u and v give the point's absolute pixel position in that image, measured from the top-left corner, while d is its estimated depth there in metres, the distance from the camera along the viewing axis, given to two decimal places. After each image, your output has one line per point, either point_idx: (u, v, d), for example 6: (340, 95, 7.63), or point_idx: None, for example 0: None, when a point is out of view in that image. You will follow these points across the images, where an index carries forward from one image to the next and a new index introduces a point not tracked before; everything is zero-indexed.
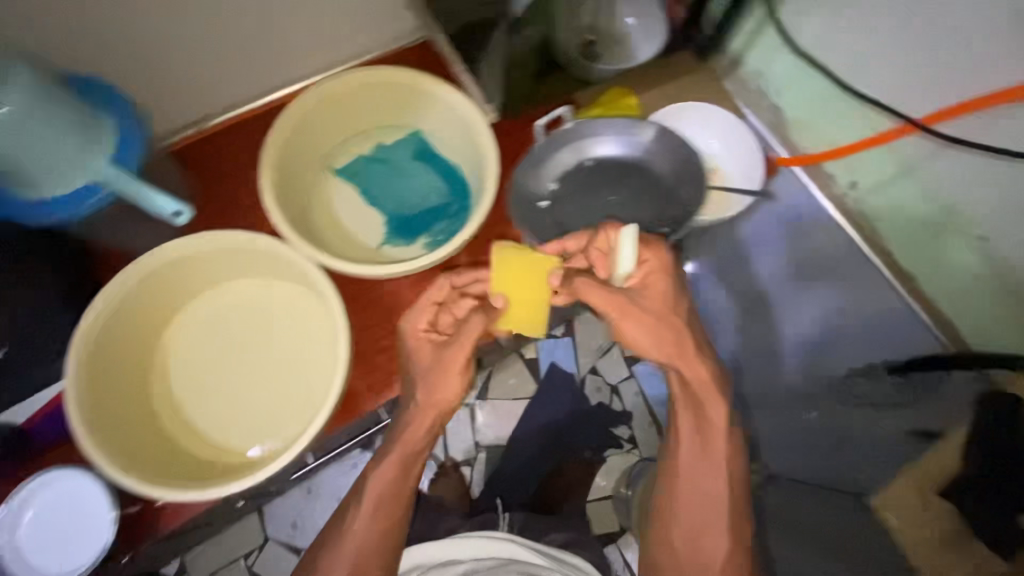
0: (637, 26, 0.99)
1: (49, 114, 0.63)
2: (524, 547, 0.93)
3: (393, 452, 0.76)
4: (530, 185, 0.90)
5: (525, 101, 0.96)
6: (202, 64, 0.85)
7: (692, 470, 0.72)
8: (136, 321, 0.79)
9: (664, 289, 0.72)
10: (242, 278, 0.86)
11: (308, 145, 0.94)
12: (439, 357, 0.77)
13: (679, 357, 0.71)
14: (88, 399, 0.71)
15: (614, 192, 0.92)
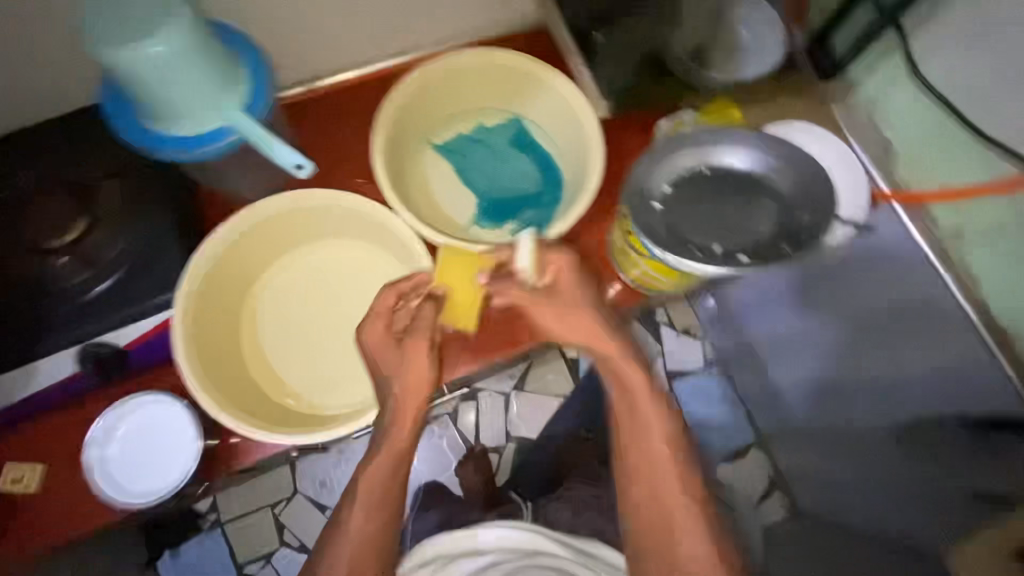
0: (753, 37, 0.96)
1: (194, 60, 0.68)
2: (550, 539, 0.96)
3: (376, 453, 0.75)
4: (641, 182, 0.70)
5: (634, 98, 0.95)
6: (326, 26, 0.89)
7: (644, 454, 0.73)
8: (236, 267, 0.83)
9: (572, 280, 0.76)
10: (334, 238, 0.89)
11: (416, 117, 0.94)
12: (397, 350, 0.77)
13: (597, 339, 0.75)
14: (193, 332, 0.75)
15: (735, 208, 0.70)
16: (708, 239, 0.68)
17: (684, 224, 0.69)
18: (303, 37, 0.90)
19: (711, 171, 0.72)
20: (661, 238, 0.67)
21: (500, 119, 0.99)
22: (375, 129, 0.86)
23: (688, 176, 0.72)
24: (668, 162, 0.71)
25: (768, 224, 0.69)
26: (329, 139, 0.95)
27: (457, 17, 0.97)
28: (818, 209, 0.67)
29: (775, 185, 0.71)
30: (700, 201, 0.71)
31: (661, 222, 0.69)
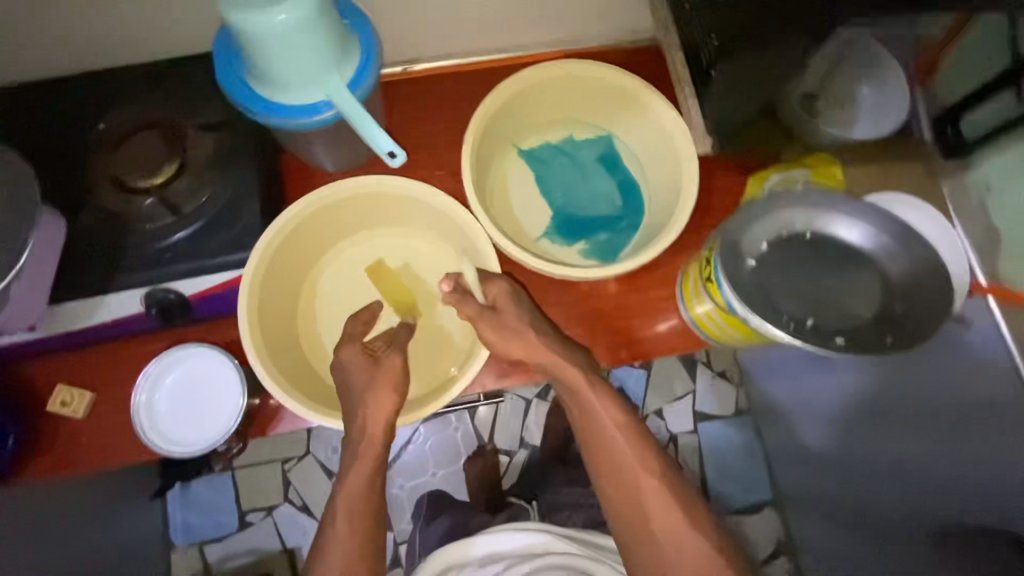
0: (872, 97, 0.92)
1: (313, 32, 0.67)
2: (558, 536, 0.96)
3: (353, 457, 0.71)
4: (739, 233, 0.66)
5: (735, 139, 0.91)
6: (437, 12, 0.88)
7: (602, 450, 0.73)
8: (308, 238, 0.83)
9: (513, 307, 0.77)
10: (406, 226, 0.89)
11: (510, 118, 0.92)
12: (360, 365, 0.73)
13: (557, 363, 0.76)
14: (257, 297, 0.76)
15: (832, 282, 0.66)
16: (801, 310, 0.64)
17: (778, 288, 0.65)
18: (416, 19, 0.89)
19: (813, 237, 0.68)
20: (755, 298, 0.63)
21: (591, 134, 0.97)
22: (471, 126, 0.84)
23: (789, 238, 0.68)
24: (770, 219, 0.67)
25: (865, 306, 0.65)
26: (417, 123, 0.94)
27: (569, 23, 0.95)
28: (925, 303, 0.63)
29: (881, 265, 0.66)
30: (798, 266, 0.66)
31: (753, 279, 0.65)
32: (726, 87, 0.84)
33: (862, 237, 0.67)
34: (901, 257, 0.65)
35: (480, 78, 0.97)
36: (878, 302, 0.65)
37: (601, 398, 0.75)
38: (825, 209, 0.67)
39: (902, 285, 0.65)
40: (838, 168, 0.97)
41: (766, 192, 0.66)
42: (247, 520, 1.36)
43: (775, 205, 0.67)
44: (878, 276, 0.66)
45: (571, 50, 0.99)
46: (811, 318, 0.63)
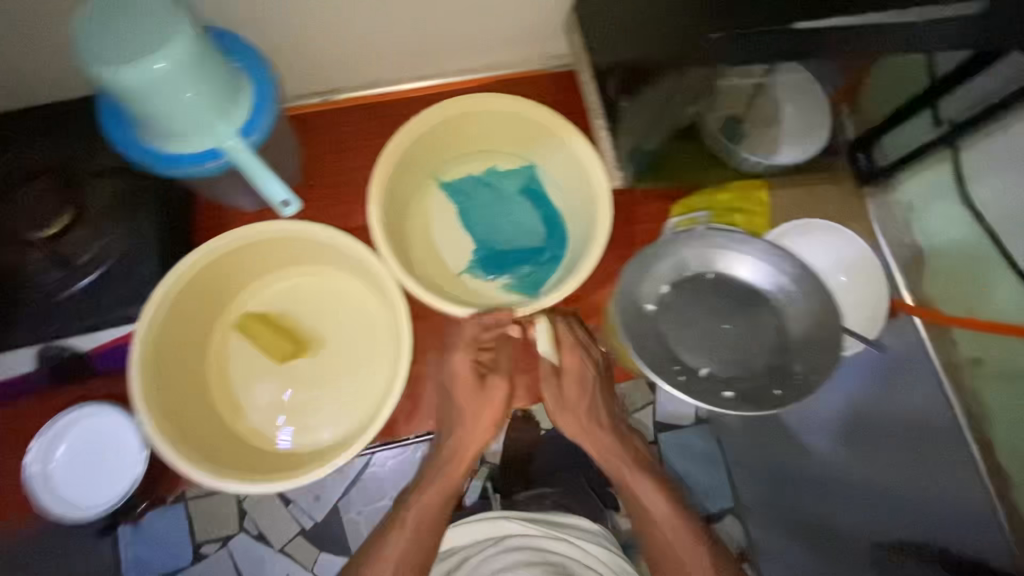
0: (797, 116, 0.91)
1: (191, 83, 0.64)
2: (516, 520, 0.97)
3: (428, 492, 0.86)
4: (638, 283, 0.70)
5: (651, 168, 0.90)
6: (341, 47, 0.86)
7: (647, 525, 0.86)
8: (212, 283, 0.80)
9: (581, 375, 0.83)
10: (322, 264, 0.85)
11: (425, 153, 0.90)
12: (476, 392, 0.83)
13: (585, 433, 0.87)
14: (151, 351, 0.73)
15: (730, 325, 0.71)
16: (697, 358, 0.69)
17: (675, 333, 0.69)
18: (323, 54, 0.87)
19: (714, 276, 0.73)
20: (651, 350, 0.67)
21: (512, 165, 0.95)
22: (377, 165, 0.82)
23: (689, 279, 0.72)
24: (671, 261, 0.72)
25: (759, 350, 0.70)
26: (333, 156, 0.92)
27: (482, 51, 0.93)
28: (813, 360, 0.68)
29: (775, 308, 0.71)
30: (696, 308, 0.71)
31: (651, 326, 0.69)
32: (643, 116, 0.80)
33: (759, 275, 0.72)
34: (796, 301, 0.70)
35: (395, 110, 0.95)
36: (770, 345, 0.70)
37: (645, 485, 0.86)
38: (723, 248, 0.72)
39: (794, 331, 0.70)
40: (763, 191, 0.98)
41: (666, 235, 0.70)
42: (202, 551, 1.14)
43: (675, 247, 0.71)
44: (772, 319, 0.71)
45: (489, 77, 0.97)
46: (705, 368, 0.68)
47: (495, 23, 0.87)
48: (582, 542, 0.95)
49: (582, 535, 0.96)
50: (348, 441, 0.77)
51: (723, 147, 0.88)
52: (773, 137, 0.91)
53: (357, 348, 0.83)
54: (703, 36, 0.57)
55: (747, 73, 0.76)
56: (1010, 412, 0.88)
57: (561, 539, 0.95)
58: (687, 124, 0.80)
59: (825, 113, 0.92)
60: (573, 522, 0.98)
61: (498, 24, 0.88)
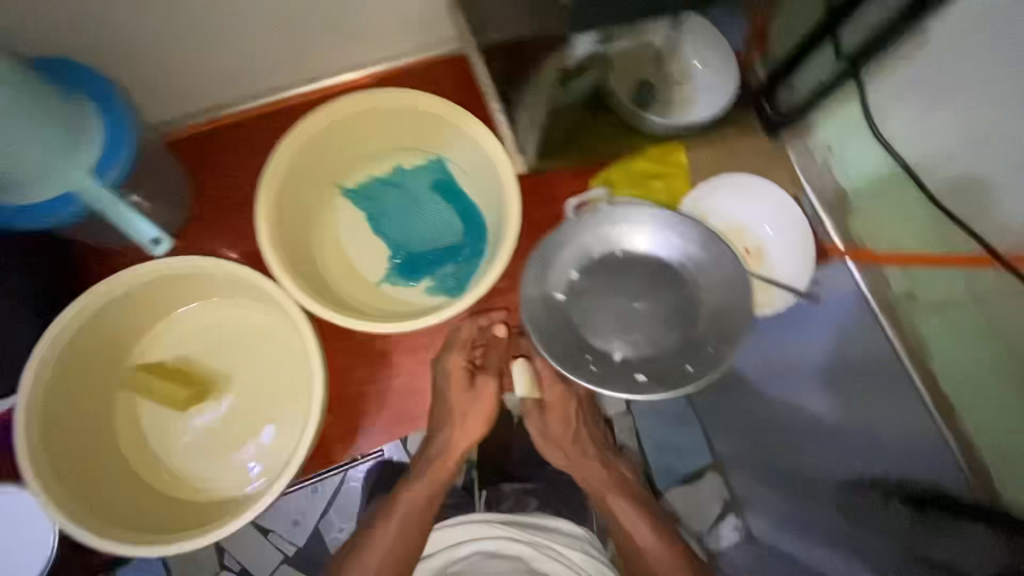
0: (703, 70, 0.90)
1: (31, 124, 0.60)
2: (495, 525, 0.83)
3: (398, 510, 0.78)
4: (547, 276, 0.77)
5: (560, 144, 0.88)
6: (207, 61, 0.82)
7: (631, 551, 0.79)
8: (105, 337, 0.76)
9: (566, 410, 0.86)
10: (226, 300, 0.82)
11: (322, 160, 0.85)
12: (467, 390, 0.83)
13: (574, 465, 0.85)
14: (40, 418, 0.69)
15: (641, 303, 0.78)
16: (611, 341, 0.76)
17: (586, 318, 0.77)
18: (193, 71, 0.83)
19: (623, 255, 0.79)
20: (563, 339, 0.75)
21: (418, 162, 0.90)
22: (263, 180, 0.76)
23: (597, 262, 0.79)
24: (579, 245, 0.78)
25: (671, 324, 0.77)
26: (231, 178, 0.90)
27: (364, 46, 0.89)
28: (720, 336, 0.74)
29: (684, 278, 0.78)
30: (608, 290, 0.78)
31: (564, 313, 0.76)
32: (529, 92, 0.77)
33: (661, 247, 0.78)
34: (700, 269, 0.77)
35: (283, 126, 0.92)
36: (680, 318, 0.77)
37: (632, 514, 0.80)
38: (626, 225, 0.78)
39: (700, 304, 0.77)
40: (682, 152, 0.95)
41: (567, 220, 0.77)
42: None
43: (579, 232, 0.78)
44: (682, 292, 0.78)
45: (383, 73, 0.94)
46: (617, 352, 0.75)
47: (366, 16, 0.84)
48: (570, 551, 0.81)
49: (571, 543, 0.82)
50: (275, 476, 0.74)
51: (628, 112, 0.87)
52: (682, 94, 0.90)
53: (273, 379, 0.80)
54: None
55: (646, 34, 0.75)
56: (947, 339, 0.88)
57: (544, 546, 0.81)
58: (585, 97, 0.78)
59: (732, 66, 0.90)
60: (559, 527, 0.84)
61: (370, 16, 0.84)
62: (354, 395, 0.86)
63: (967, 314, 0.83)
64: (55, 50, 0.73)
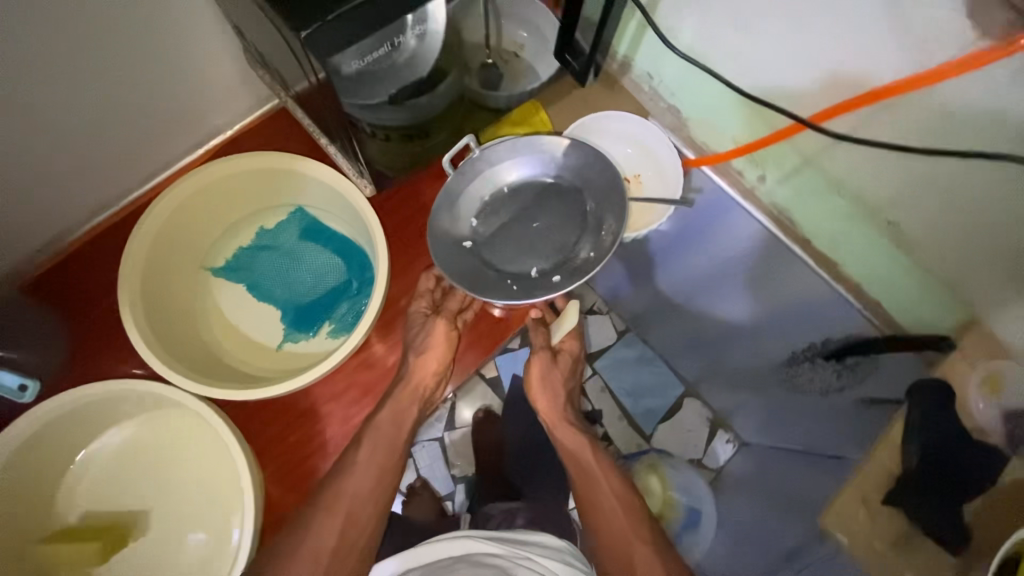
0: (532, 39, 0.90)
1: None
2: (477, 538, 0.80)
3: (365, 447, 0.79)
4: (447, 224, 0.79)
5: (418, 158, 0.87)
6: (27, 196, 0.81)
7: (588, 482, 0.84)
8: (17, 506, 0.75)
9: (570, 363, 0.92)
10: (130, 420, 0.82)
11: (180, 247, 0.84)
12: (423, 325, 0.84)
13: (552, 413, 0.91)
14: None
15: (541, 222, 0.81)
16: (526, 263, 0.79)
17: (497, 253, 0.80)
18: (17, 212, 0.81)
19: (510, 190, 0.83)
20: (480, 276, 0.77)
21: (280, 218, 0.91)
22: (123, 264, 0.76)
23: (490, 207, 0.82)
24: (466, 195, 0.81)
25: (572, 226, 0.80)
26: (98, 299, 0.88)
27: (184, 126, 0.89)
28: (613, 218, 0.77)
29: (567, 187, 0.82)
30: (508, 223, 0.81)
31: (472, 257, 0.79)
32: (331, 117, 0.76)
33: (535, 168, 0.82)
34: (575, 166, 0.81)
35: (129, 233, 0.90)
36: (577, 219, 0.80)
37: (603, 467, 0.85)
38: (506, 163, 0.82)
39: (587, 202, 0.81)
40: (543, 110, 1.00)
41: (451, 176, 0.80)
42: None
43: (463, 182, 0.80)
44: (571, 198, 0.81)
45: (216, 148, 0.95)
46: (534, 269, 0.78)
47: (171, 101, 0.84)
48: (548, 560, 0.78)
49: (547, 554, 0.79)
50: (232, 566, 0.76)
51: (477, 92, 0.86)
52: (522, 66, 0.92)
53: (209, 476, 0.82)
54: (294, 32, 0.53)
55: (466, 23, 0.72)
56: (805, 206, 0.96)
57: (522, 556, 0.78)
58: (452, 98, 0.80)
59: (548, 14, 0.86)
60: (538, 540, 0.82)
61: (176, 99, 0.85)
62: (293, 461, 0.84)
63: (810, 178, 0.91)
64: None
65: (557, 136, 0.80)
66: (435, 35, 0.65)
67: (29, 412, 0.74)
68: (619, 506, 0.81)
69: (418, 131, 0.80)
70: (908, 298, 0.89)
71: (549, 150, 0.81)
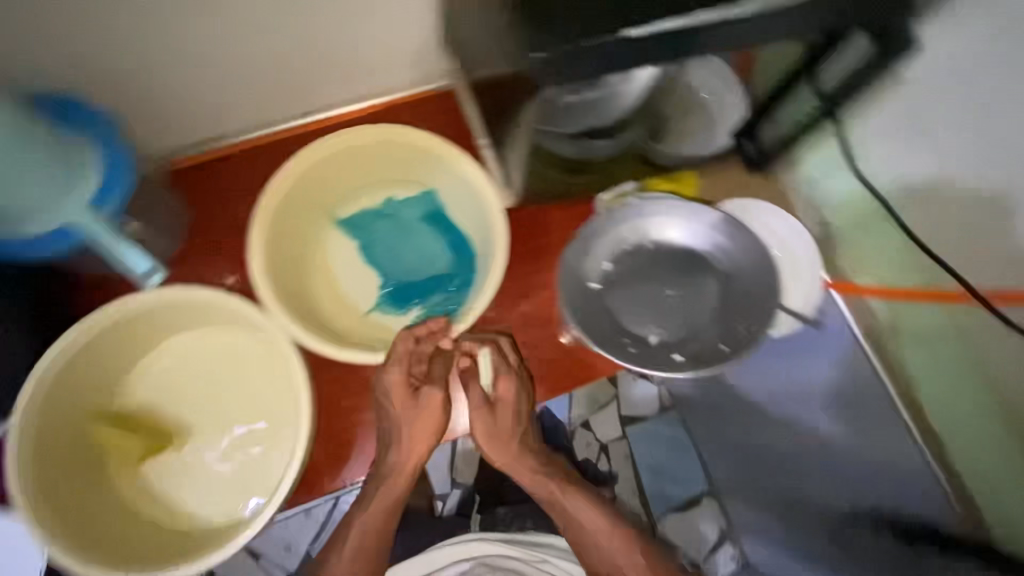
0: None
1: (28, 155, 0.61)
2: (495, 542, 0.95)
3: (357, 521, 0.79)
4: (581, 262, 0.75)
5: (570, 190, 0.86)
6: (205, 93, 0.85)
7: (573, 529, 0.81)
8: (92, 373, 0.78)
9: (514, 407, 0.83)
10: (209, 327, 0.84)
11: (316, 190, 0.87)
12: (411, 405, 0.81)
13: (507, 461, 0.84)
14: (30, 467, 0.71)
15: (674, 291, 0.76)
16: (647, 327, 0.74)
17: (623, 306, 0.74)
18: (191, 104, 0.86)
19: (654, 246, 0.77)
20: (602, 328, 0.73)
21: (410, 193, 0.92)
22: (261, 203, 0.80)
23: (630, 253, 0.77)
24: (609, 237, 0.76)
25: (704, 311, 0.76)
26: (222, 208, 0.91)
27: (359, 78, 0.92)
28: (749, 321, 0.73)
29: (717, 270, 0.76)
30: (639, 278, 0.76)
31: (597, 302, 0.74)
32: (506, 124, 0.76)
33: (691, 237, 0.76)
34: (732, 256, 0.75)
35: (271, 157, 0.94)
36: (713, 303, 0.75)
37: (581, 504, 0.81)
38: (661, 218, 0.77)
39: (731, 289, 0.75)
40: (693, 175, 0.95)
41: (600, 214, 0.75)
42: None
43: (611, 224, 0.75)
44: (714, 282, 0.76)
45: (374, 106, 0.97)
46: (654, 337, 0.73)
47: (360, 51, 0.87)
48: (563, 562, 0.94)
49: (563, 555, 0.95)
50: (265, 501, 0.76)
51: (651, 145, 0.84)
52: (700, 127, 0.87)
53: (262, 409, 0.82)
54: (526, 54, 0.53)
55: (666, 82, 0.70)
56: (931, 372, 0.90)
57: (541, 560, 0.94)
58: (627, 149, 0.80)
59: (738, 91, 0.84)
60: (553, 541, 0.96)
61: (365, 51, 0.88)
62: (341, 424, 0.85)
63: (950, 349, 0.85)
64: (67, 82, 0.75)
65: (720, 212, 0.75)
66: (627, 87, 0.66)
67: (134, 292, 0.77)
68: (611, 540, 0.80)
69: (581, 167, 0.79)
70: (1011, 506, 0.83)
71: (709, 223, 0.76)
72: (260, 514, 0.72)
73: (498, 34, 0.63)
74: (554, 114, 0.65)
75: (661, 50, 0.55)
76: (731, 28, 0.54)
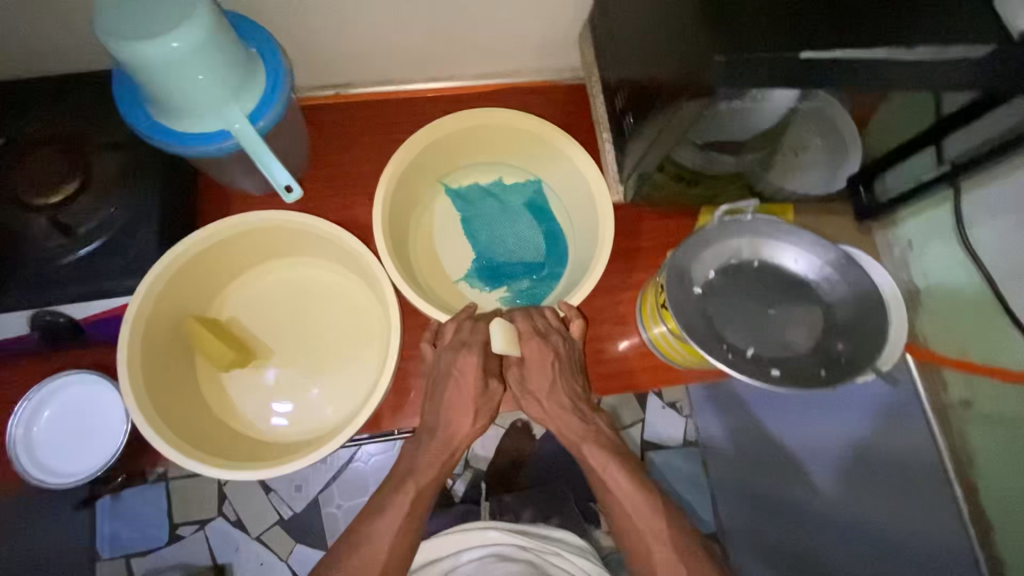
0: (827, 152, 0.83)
1: (213, 60, 0.66)
2: (505, 530, 0.98)
3: (406, 488, 0.77)
4: (690, 264, 0.76)
5: (675, 198, 0.89)
6: (359, 42, 0.90)
7: (613, 505, 0.77)
8: (203, 274, 0.84)
9: (549, 369, 0.81)
10: (310, 257, 0.90)
11: (442, 156, 0.91)
12: (455, 385, 0.80)
13: (554, 421, 0.83)
14: (139, 348, 0.76)
15: (776, 309, 0.77)
16: (743, 340, 0.74)
17: (723, 314, 0.75)
18: (344, 50, 0.91)
19: (760, 265, 0.78)
20: (701, 328, 0.72)
21: (519, 180, 0.96)
22: (396, 155, 0.84)
23: (734, 268, 0.78)
24: (717, 249, 0.78)
25: (803, 334, 0.76)
26: (343, 149, 0.96)
27: (498, 57, 0.97)
28: (850, 341, 0.73)
29: (819, 297, 0.77)
30: (741, 292, 0.77)
31: (699, 305, 0.74)
32: (637, 121, 0.79)
33: (796, 265, 0.78)
34: (837, 286, 0.77)
35: (399, 112, 0.99)
36: (814, 328, 0.76)
37: (620, 475, 0.77)
38: (771, 240, 0.78)
39: (833, 317, 0.76)
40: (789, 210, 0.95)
41: (714, 223, 0.77)
42: (178, 533, 1.17)
43: (721, 235, 0.77)
44: (815, 307, 0.77)
45: (502, 85, 1.01)
46: (752, 350, 0.73)
47: (509, 31, 0.92)
48: (574, 558, 0.96)
49: (572, 551, 0.98)
50: (336, 428, 0.81)
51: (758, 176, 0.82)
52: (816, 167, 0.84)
53: (343, 342, 0.87)
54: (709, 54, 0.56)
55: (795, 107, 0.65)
56: (994, 457, 0.90)
57: (553, 553, 0.96)
58: (738, 170, 0.79)
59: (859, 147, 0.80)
60: (560, 536, 1.01)
61: (513, 33, 0.92)
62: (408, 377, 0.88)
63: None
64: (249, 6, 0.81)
65: (831, 244, 0.77)
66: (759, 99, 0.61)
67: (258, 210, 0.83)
68: (650, 513, 0.75)
69: (690, 177, 0.81)
70: None
71: (818, 253, 0.78)
72: (335, 437, 0.75)
73: (669, 32, 0.66)
74: (695, 124, 0.65)
75: (830, 78, 0.56)
76: (906, 68, 0.56)
